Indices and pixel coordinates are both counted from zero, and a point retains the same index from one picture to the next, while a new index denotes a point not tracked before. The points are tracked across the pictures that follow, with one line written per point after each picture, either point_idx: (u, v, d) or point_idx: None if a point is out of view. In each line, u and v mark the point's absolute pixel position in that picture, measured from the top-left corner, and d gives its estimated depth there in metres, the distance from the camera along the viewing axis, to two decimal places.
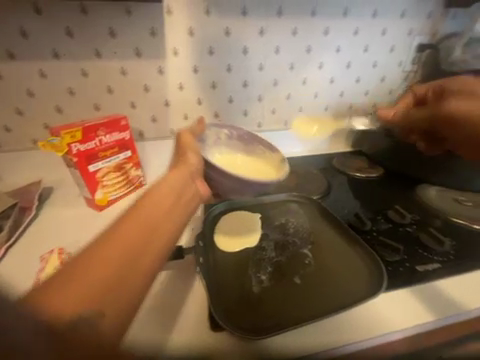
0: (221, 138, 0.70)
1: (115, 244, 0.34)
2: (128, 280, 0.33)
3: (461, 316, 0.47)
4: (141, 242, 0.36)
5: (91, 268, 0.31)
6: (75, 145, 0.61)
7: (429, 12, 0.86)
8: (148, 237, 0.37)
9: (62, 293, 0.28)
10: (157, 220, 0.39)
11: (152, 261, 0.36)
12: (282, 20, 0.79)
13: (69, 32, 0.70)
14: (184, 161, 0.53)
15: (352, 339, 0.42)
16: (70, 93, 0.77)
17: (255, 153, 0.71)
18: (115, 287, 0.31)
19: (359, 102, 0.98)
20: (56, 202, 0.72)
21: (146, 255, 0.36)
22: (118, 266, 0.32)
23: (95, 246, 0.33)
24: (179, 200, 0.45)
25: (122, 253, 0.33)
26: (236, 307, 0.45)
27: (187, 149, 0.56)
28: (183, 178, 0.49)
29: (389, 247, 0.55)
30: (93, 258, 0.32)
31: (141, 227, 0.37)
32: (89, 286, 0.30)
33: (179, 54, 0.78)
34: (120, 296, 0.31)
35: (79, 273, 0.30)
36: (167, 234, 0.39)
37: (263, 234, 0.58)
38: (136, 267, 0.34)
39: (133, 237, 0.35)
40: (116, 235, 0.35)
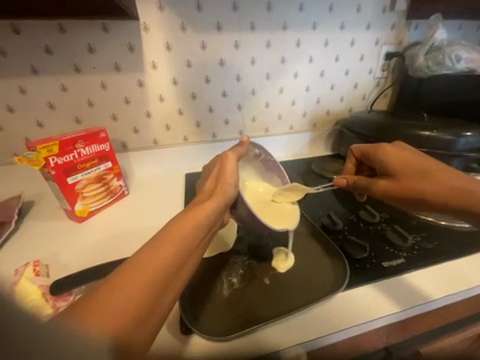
0: (249, 155, 0.70)
1: (151, 266, 0.37)
2: (156, 305, 0.36)
3: (425, 306, 0.49)
4: (175, 267, 0.39)
5: (131, 286, 0.35)
6: (52, 159, 0.61)
7: (393, 23, 0.92)
8: (182, 262, 0.40)
9: (102, 310, 0.32)
10: (189, 245, 0.42)
11: (178, 287, 0.40)
12: (255, 34, 0.83)
13: (48, 50, 0.73)
14: (222, 187, 0.52)
15: (317, 334, 0.43)
16: (50, 108, 0.79)
17: (272, 181, 0.72)
18: (152, 304, 0.35)
19: (335, 108, 1.03)
20: (36, 215, 0.73)
21: (175, 281, 0.39)
22: (154, 287, 0.36)
23: (134, 267, 0.37)
24: (209, 227, 0.47)
25: (158, 275, 0.37)
26: (208, 309, 0.46)
27: (229, 177, 0.54)
28: (217, 206, 0.50)
29: (356, 244, 0.58)
30: (131, 280, 0.35)
31: (174, 254, 0.40)
32: (130, 302, 0.33)
33: (158, 67, 0.81)
34: (150, 319, 0.35)
35: (119, 294, 0.34)
36: (192, 261, 0.43)
37: (239, 238, 0.60)
38: (165, 292, 0.37)
39: (167, 263, 0.38)
40: (152, 259, 0.38)
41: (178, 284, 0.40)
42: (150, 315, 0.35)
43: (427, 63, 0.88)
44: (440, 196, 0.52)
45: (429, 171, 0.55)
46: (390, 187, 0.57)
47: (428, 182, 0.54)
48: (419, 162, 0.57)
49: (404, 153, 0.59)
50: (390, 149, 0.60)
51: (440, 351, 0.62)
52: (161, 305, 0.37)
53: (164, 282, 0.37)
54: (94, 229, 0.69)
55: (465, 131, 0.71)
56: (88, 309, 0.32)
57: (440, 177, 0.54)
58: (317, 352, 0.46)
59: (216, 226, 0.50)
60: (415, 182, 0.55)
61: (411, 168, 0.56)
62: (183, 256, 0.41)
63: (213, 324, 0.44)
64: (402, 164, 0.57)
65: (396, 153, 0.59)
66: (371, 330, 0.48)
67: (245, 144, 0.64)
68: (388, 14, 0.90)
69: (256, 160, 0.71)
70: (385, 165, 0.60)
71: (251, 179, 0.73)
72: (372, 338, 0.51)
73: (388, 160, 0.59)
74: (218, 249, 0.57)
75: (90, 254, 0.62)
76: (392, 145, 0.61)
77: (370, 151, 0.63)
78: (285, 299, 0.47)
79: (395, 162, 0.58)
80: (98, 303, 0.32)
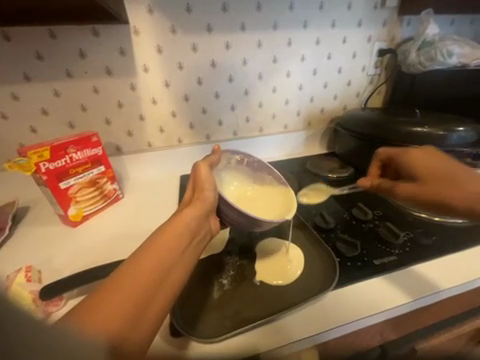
0: (231, 163, 0.71)
1: (142, 270, 0.38)
2: (148, 311, 0.36)
3: (416, 304, 0.49)
4: (166, 269, 0.40)
5: (124, 290, 0.35)
6: (43, 164, 0.61)
7: (384, 20, 0.92)
8: (172, 264, 0.41)
9: (98, 314, 0.32)
10: (177, 248, 0.43)
11: (169, 293, 0.39)
12: (246, 34, 0.83)
13: (39, 56, 0.73)
14: (200, 197, 0.52)
15: (303, 334, 0.44)
16: (43, 113, 0.80)
17: (264, 181, 0.72)
18: (147, 306, 0.36)
19: (329, 107, 1.03)
20: (30, 221, 0.73)
21: (169, 282, 0.40)
22: (147, 289, 0.37)
23: (123, 276, 0.36)
24: (195, 234, 0.47)
25: (150, 278, 0.38)
26: (197, 310, 0.46)
27: (206, 183, 0.54)
28: (199, 214, 0.50)
29: (348, 243, 0.58)
30: (121, 288, 0.35)
31: (161, 261, 0.40)
32: (125, 305, 0.34)
33: (150, 70, 0.81)
34: (146, 321, 0.36)
35: (110, 301, 0.34)
36: (183, 267, 0.42)
37: (230, 239, 0.60)
38: (155, 299, 0.37)
39: (155, 270, 0.39)
40: (140, 267, 0.38)
41: (170, 289, 0.40)
42: (144, 321, 0.35)
43: (419, 59, 0.87)
44: (469, 200, 0.52)
45: (457, 177, 0.55)
46: (414, 193, 0.58)
47: (456, 186, 0.54)
48: (444, 165, 0.57)
49: (432, 158, 0.58)
50: (417, 153, 0.60)
51: (435, 348, 0.61)
52: (154, 311, 0.37)
53: (157, 283, 0.38)
54: (87, 234, 0.69)
55: (457, 127, 0.71)
56: (81, 316, 0.32)
57: (466, 180, 0.54)
58: (307, 352, 0.46)
59: (204, 232, 0.50)
60: (442, 188, 0.55)
61: (440, 171, 0.56)
62: (170, 262, 0.41)
63: (201, 326, 0.44)
64: (431, 167, 0.57)
65: (423, 157, 0.59)
66: (361, 328, 0.48)
67: (217, 154, 0.64)
68: (379, 11, 0.90)
69: (240, 165, 0.71)
70: (412, 170, 0.59)
71: (238, 184, 0.73)
72: (362, 337, 0.51)
73: (417, 164, 0.59)
74: (209, 251, 0.57)
75: (83, 258, 0.62)
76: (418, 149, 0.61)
77: (396, 155, 0.63)
78: (274, 300, 0.47)
79: (421, 167, 0.58)
80: (91, 310, 0.32)
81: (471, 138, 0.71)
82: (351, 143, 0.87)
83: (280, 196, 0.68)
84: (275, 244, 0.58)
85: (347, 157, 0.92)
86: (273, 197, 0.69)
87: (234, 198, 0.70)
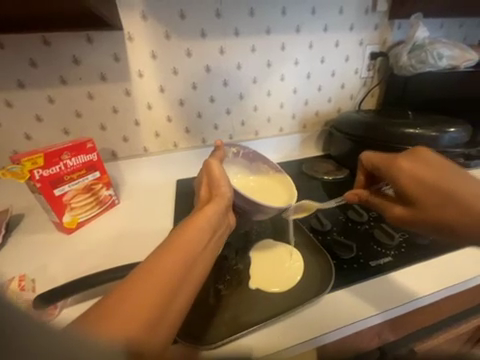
0: (228, 156, 0.72)
1: (159, 271, 0.37)
2: (167, 312, 0.35)
3: (412, 305, 0.49)
4: (184, 268, 0.39)
5: (142, 291, 0.34)
6: (37, 171, 0.61)
7: (375, 24, 0.94)
8: (190, 263, 0.40)
9: (117, 316, 0.31)
10: (195, 247, 0.42)
11: (187, 293, 0.39)
12: (240, 39, 0.84)
13: (33, 63, 0.73)
14: (218, 191, 0.53)
15: (299, 339, 0.43)
16: (38, 120, 0.79)
17: (261, 170, 0.73)
18: (164, 307, 0.35)
19: (324, 109, 1.04)
20: (25, 228, 0.72)
21: (186, 281, 0.39)
22: (164, 290, 0.36)
23: (143, 275, 0.36)
24: (213, 231, 0.47)
25: (167, 278, 0.37)
26: (193, 315, 0.46)
27: (221, 179, 0.54)
28: (217, 210, 0.50)
29: (344, 245, 0.58)
30: (141, 287, 0.35)
31: (180, 259, 0.39)
32: (143, 306, 0.33)
33: (144, 75, 0.82)
34: (164, 323, 0.35)
35: (130, 301, 0.33)
36: (200, 267, 0.42)
37: (226, 244, 0.60)
38: (174, 299, 0.37)
39: (173, 269, 0.38)
40: (160, 265, 0.37)
41: (187, 290, 0.39)
42: (163, 322, 0.35)
43: (410, 61, 0.89)
44: (462, 209, 0.49)
45: (451, 195, 0.50)
46: (405, 214, 0.53)
47: (446, 197, 0.50)
48: (433, 176, 0.51)
49: (423, 173, 0.52)
50: (404, 162, 0.54)
51: (434, 349, 0.61)
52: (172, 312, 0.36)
53: (174, 283, 0.37)
54: (82, 240, 0.68)
55: (448, 127, 0.72)
56: (101, 315, 0.31)
57: (456, 187, 0.50)
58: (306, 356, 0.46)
59: (222, 228, 0.50)
60: (435, 209, 0.50)
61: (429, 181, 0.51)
62: (189, 262, 0.40)
63: (198, 332, 0.44)
64: (420, 177, 0.52)
65: (414, 172, 0.52)
66: (359, 331, 0.48)
67: (220, 148, 0.64)
68: (370, 15, 0.92)
69: (237, 158, 0.72)
70: (401, 188, 0.53)
71: (239, 178, 0.72)
72: (360, 339, 0.50)
73: (404, 175, 0.53)
74: None
75: (78, 265, 0.61)
76: (404, 156, 0.55)
77: (381, 164, 0.56)
78: (271, 305, 0.47)
79: (412, 185, 0.52)
80: (111, 309, 0.32)
81: (463, 138, 0.72)
82: (346, 145, 0.88)
83: (281, 183, 0.69)
84: (270, 247, 0.58)
85: (342, 159, 0.92)
86: (274, 185, 0.70)
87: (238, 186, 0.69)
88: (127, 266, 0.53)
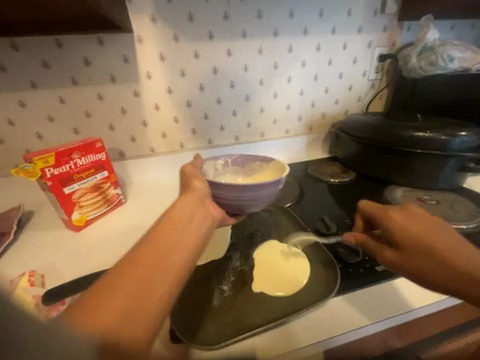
0: (218, 168, 0.71)
1: (135, 266, 0.36)
2: (146, 308, 0.34)
3: (419, 311, 0.49)
4: (160, 263, 0.37)
5: (118, 287, 0.34)
6: (49, 169, 0.62)
7: (384, 26, 0.93)
8: (166, 257, 0.38)
9: (92, 312, 0.31)
10: (171, 240, 0.40)
11: (168, 287, 0.37)
12: (247, 41, 0.85)
13: (46, 64, 0.75)
14: (191, 188, 0.51)
15: (302, 343, 0.43)
16: (49, 120, 0.81)
17: (254, 169, 0.72)
18: (141, 302, 0.34)
19: (331, 111, 1.03)
20: (35, 225, 0.74)
21: (164, 275, 0.37)
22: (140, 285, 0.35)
23: (123, 271, 0.35)
24: (194, 225, 0.45)
25: (143, 273, 0.36)
26: (197, 314, 0.46)
27: (193, 178, 0.54)
28: (192, 204, 0.48)
29: (350, 249, 0.58)
30: (119, 283, 0.34)
31: (156, 254, 0.38)
32: (120, 302, 0.33)
33: (153, 76, 0.83)
34: (142, 317, 0.33)
35: (106, 298, 0.33)
36: (180, 259, 0.39)
37: (231, 244, 0.60)
38: (153, 295, 0.35)
39: (151, 265, 0.37)
40: (139, 262, 0.37)
41: (167, 283, 0.37)
42: (140, 318, 0.33)
43: (419, 63, 0.88)
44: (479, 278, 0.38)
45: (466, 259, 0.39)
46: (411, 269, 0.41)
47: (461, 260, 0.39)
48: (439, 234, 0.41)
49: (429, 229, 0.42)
50: (400, 218, 0.44)
51: None
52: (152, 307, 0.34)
53: (150, 279, 0.36)
54: (90, 238, 0.69)
55: (459, 131, 0.70)
56: (82, 310, 0.31)
57: (468, 259, 0.39)
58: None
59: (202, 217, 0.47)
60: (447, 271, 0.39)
61: (428, 246, 0.41)
62: (168, 257, 0.38)
63: (201, 332, 0.44)
64: (418, 241, 0.41)
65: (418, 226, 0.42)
66: (364, 336, 0.48)
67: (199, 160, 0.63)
68: (379, 17, 0.91)
69: (227, 167, 0.72)
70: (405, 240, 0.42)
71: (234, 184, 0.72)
72: (365, 345, 0.50)
73: (406, 227, 0.43)
74: (211, 256, 0.57)
75: (85, 263, 0.62)
76: (401, 210, 0.45)
77: (376, 215, 0.46)
78: (275, 307, 0.47)
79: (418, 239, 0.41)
80: (91, 304, 0.32)
81: (474, 142, 0.70)
82: (352, 147, 0.87)
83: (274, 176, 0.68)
84: (275, 248, 0.58)
85: (349, 161, 0.91)
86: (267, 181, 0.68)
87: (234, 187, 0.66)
88: None
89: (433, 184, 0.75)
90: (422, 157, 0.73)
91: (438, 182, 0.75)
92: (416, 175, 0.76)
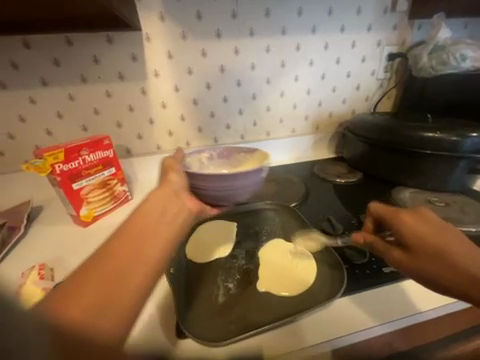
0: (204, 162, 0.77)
1: (110, 258, 0.36)
2: (118, 297, 0.34)
3: (426, 314, 0.48)
4: (134, 254, 0.38)
5: (94, 279, 0.34)
6: (58, 166, 0.64)
7: (395, 24, 0.91)
8: (141, 249, 0.39)
9: (67, 303, 0.31)
10: (145, 233, 0.41)
11: (143, 278, 0.37)
12: (255, 39, 0.85)
13: (56, 62, 0.76)
14: (166, 182, 0.53)
15: (307, 343, 0.43)
16: (58, 117, 0.83)
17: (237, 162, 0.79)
18: (115, 295, 0.34)
19: (338, 111, 1.02)
20: (43, 220, 0.75)
21: (139, 266, 0.37)
22: (115, 277, 0.35)
23: (96, 262, 0.36)
24: (171, 220, 0.46)
25: (117, 265, 0.36)
26: (202, 312, 0.47)
27: (170, 173, 0.56)
28: (166, 200, 0.49)
29: (356, 250, 0.57)
30: (94, 274, 0.34)
31: (131, 246, 0.38)
32: (94, 294, 0.33)
33: (160, 74, 0.83)
34: (116, 310, 0.33)
35: (81, 289, 0.33)
36: (154, 251, 0.40)
37: (236, 243, 0.60)
38: (127, 283, 0.35)
39: (125, 257, 0.37)
40: (114, 253, 0.37)
41: (142, 275, 0.37)
42: (114, 310, 0.33)
43: (430, 63, 0.86)
44: None
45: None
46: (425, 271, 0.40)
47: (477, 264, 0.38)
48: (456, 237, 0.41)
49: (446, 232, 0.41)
50: (411, 220, 0.43)
51: None
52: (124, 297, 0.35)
53: (125, 270, 0.36)
54: (97, 234, 0.70)
55: (470, 132, 0.69)
56: (57, 300, 0.31)
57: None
58: None
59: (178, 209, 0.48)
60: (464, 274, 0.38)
61: (437, 249, 0.40)
62: (142, 249, 0.39)
63: (207, 329, 0.44)
64: (427, 244, 0.40)
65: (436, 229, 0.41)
66: (370, 338, 0.47)
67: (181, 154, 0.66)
68: (389, 15, 0.90)
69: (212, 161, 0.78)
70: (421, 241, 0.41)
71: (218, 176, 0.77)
72: (370, 348, 0.49)
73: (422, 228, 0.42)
74: (216, 254, 0.57)
75: None
76: (412, 213, 0.44)
77: (386, 217, 0.46)
78: (280, 306, 0.47)
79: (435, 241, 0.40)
80: (66, 295, 0.32)
81: None
82: (359, 147, 0.86)
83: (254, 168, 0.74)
84: (281, 248, 0.58)
85: (355, 161, 0.90)
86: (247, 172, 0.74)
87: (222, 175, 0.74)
88: None
89: (442, 186, 0.74)
90: (431, 158, 0.72)
91: (448, 184, 0.74)
92: (425, 176, 0.75)
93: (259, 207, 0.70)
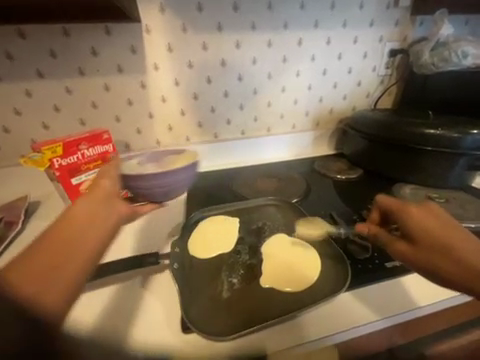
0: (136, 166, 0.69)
1: (56, 237, 0.37)
2: (56, 278, 0.33)
3: (426, 309, 0.49)
4: (79, 235, 0.38)
5: (40, 255, 0.34)
6: (56, 160, 0.62)
7: (397, 20, 0.91)
8: (86, 231, 0.39)
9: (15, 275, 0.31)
10: (89, 218, 0.41)
11: (89, 257, 0.37)
12: (256, 33, 0.83)
13: (53, 54, 0.74)
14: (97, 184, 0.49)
15: (312, 337, 0.44)
16: (55, 110, 0.81)
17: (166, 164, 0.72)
18: (60, 270, 0.34)
19: (338, 107, 1.02)
20: (41, 215, 0.74)
21: (84, 246, 0.38)
22: (59, 254, 0.35)
23: (22, 260, 0.33)
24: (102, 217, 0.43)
25: (63, 244, 0.36)
26: (207, 306, 0.47)
27: (106, 174, 0.52)
28: (95, 201, 0.44)
29: (359, 245, 0.57)
30: (38, 252, 0.35)
31: (78, 228, 0.39)
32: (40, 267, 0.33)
33: (160, 68, 0.82)
34: (61, 283, 0.33)
35: (29, 265, 0.33)
36: (99, 233, 0.40)
37: (240, 238, 0.60)
38: (60, 271, 0.34)
39: (71, 238, 0.38)
40: (36, 254, 0.34)
41: (87, 253, 0.37)
42: (59, 284, 0.33)
43: (432, 59, 0.86)
44: None
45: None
46: (427, 261, 0.41)
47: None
48: (460, 234, 0.42)
49: (449, 227, 0.42)
50: (420, 214, 0.44)
51: None
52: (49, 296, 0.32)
53: (69, 249, 0.36)
54: None
55: (471, 129, 0.69)
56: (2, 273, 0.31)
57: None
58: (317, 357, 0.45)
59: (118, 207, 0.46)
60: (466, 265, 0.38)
61: (443, 243, 0.41)
62: (87, 231, 0.39)
63: (212, 324, 0.44)
64: (433, 237, 0.41)
65: (439, 222, 0.42)
66: (371, 332, 0.48)
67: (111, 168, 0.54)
68: (392, 11, 0.89)
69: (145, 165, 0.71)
70: (424, 231, 0.42)
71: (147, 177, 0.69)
72: (372, 341, 0.50)
73: (426, 220, 0.43)
74: (219, 249, 0.57)
75: None
76: (421, 207, 0.44)
77: (393, 209, 0.46)
78: (285, 301, 0.47)
79: (438, 233, 0.41)
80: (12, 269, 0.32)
81: None
82: (360, 144, 0.86)
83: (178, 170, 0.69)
84: (284, 243, 0.58)
85: (356, 158, 0.90)
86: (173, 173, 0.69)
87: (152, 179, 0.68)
88: (143, 256, 0.54)
89: (442, 182, 0.75)
90: (432, 155, 0.73)
91: (448, 180, 0.74)
92: (425, 173, 0.75)
93: (261, 202, 0.71)
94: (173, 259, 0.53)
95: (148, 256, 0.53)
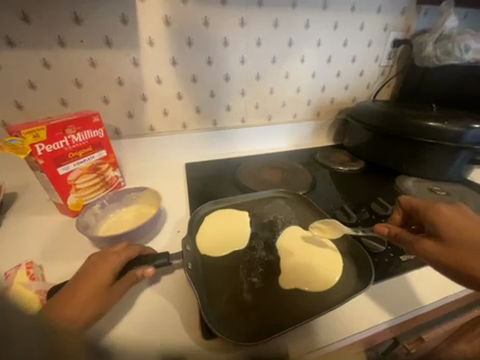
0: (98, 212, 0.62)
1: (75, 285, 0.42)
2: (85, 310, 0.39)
3: (442, 301, 0.49)
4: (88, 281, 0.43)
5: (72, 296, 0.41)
6: (39, 146, 0.53)
7: (403, 7, 0.88)
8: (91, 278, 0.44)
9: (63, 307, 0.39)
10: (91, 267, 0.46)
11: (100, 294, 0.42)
12: (262, 11, 0.76)
13: (25, 18, 0.62)
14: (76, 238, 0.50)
15: (338, 336, 0.42)
16: (30, 87, 0.70)
17: (134, 200, 0.66)
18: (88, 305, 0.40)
19: (339, 97, 1.00)
20: (21, 208, 0.65)
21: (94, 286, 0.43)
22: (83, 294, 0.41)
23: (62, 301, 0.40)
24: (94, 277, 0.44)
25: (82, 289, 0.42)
26: (229, 310, 0.44)
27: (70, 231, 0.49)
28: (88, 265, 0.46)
29: (374, 238, 0.58)
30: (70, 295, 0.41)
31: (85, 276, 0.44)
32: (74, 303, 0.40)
33: (155, 44, 0.73)
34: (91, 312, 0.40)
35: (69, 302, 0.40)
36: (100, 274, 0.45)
37: (253, 233, 0.59)
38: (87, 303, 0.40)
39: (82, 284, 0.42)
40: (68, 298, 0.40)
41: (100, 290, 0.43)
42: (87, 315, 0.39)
43: (435, 52, 0.85)
44: None
45: None
46: (454, 259, 0.41)
47: None
48: None
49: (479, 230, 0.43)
50: (447, 212, 0.45)
51: (439, 336, 0.65)
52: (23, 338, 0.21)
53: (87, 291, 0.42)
54: None
55: (472, 123, 0.69)
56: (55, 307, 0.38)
57: None
58: (337, 352, 0.45)
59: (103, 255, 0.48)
60: None
61: (471, 241, 0.41)
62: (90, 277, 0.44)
63: (236, 327, 0.42)
64: (462, 235, 0.42)
65: (468, 224, 0.43)
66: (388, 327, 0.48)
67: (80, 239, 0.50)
68: None
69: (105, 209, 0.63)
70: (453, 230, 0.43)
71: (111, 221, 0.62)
72: (388, 334, 0.50)
73: (455, 220, 0.44)
74: (232, 245, 0.55)
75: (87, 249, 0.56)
76: (448, 207, 0.47)
77: (418, 207, 0.49)
78: (308, 300, 0.46)
79: (468, 234, 0.42)
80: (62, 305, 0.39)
81: None
82: (364, 135, 0.85)
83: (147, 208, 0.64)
84: (297, 239, 0.57)
85: (358, 150, 0.90)
86: (142, 211, 0.64)
87: (105, 232, 0.59)
88: (152, 255, 0.49)
89: (441, 176, 0.77)
90: (434, 148, 0.73)
91: (447, 174, 0.77)
92: (428, 166, 0.77)
93: (268, 194, 0.69)
94: (186, 258, 0.49)
95: (157, 256, 0.49)
